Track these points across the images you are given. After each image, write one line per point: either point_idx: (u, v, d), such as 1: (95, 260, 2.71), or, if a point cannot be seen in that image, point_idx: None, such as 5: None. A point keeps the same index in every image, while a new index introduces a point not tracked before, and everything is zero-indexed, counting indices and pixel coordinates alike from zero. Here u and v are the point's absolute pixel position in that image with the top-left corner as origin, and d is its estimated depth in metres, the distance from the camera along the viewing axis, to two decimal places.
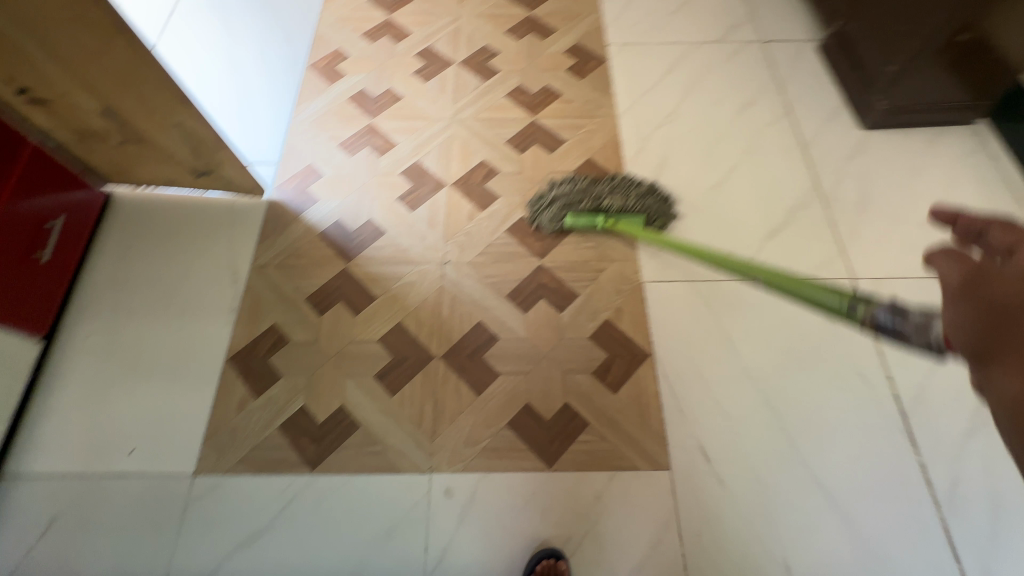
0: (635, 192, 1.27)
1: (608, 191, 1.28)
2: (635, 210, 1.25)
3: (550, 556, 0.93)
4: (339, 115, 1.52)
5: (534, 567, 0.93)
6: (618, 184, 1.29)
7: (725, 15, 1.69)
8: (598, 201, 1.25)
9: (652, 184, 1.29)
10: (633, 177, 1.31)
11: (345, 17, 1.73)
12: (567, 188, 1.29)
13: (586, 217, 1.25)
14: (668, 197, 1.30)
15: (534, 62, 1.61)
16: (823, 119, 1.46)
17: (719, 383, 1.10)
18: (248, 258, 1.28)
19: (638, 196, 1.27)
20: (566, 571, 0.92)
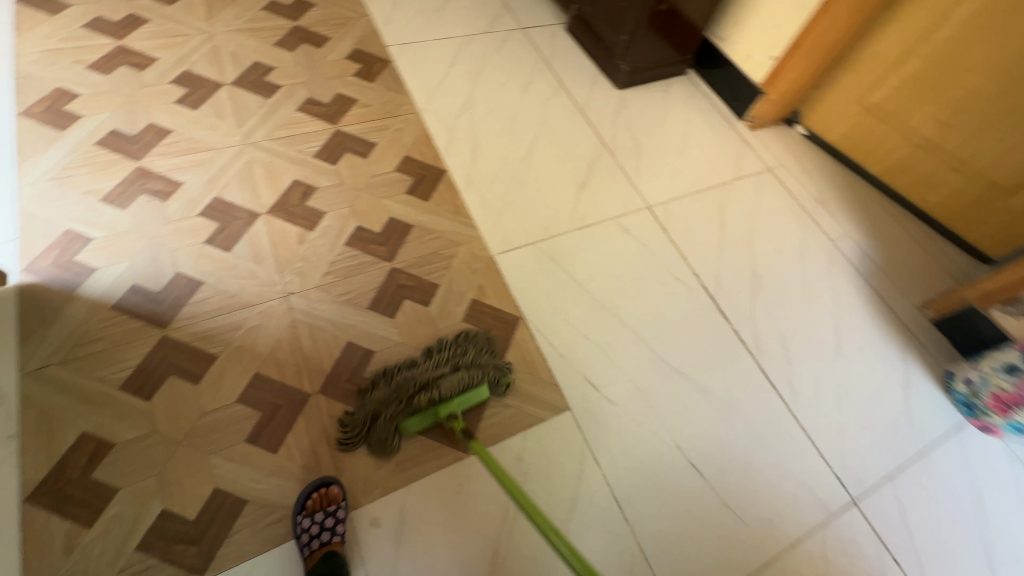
0: (461, 360, 1.05)
1: (429, 371, 1.02)
2: (474, 381, 1.03)
3: (322, 485, 0.94)
4: (90, 164, 1.24)
5: (308, 501, 0.92)
6: (440, 357, 1.06)
7: (484, 8, 1.86)
8: (430, 390, 1.00)
9: (477, 341, 1.10)
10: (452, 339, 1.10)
11: (56, 49, 1.41)
12: (388, 400, 0.99)
13: (424, 416, 0.99)
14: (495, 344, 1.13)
15: (317, 71, 1.54)
16: (589, 86, 1.73)
17: (584, 321, 1.24)
18: (12, 366, 0.97)
19: (468, 363, 1.05)
20: (339, 494, 0.93)
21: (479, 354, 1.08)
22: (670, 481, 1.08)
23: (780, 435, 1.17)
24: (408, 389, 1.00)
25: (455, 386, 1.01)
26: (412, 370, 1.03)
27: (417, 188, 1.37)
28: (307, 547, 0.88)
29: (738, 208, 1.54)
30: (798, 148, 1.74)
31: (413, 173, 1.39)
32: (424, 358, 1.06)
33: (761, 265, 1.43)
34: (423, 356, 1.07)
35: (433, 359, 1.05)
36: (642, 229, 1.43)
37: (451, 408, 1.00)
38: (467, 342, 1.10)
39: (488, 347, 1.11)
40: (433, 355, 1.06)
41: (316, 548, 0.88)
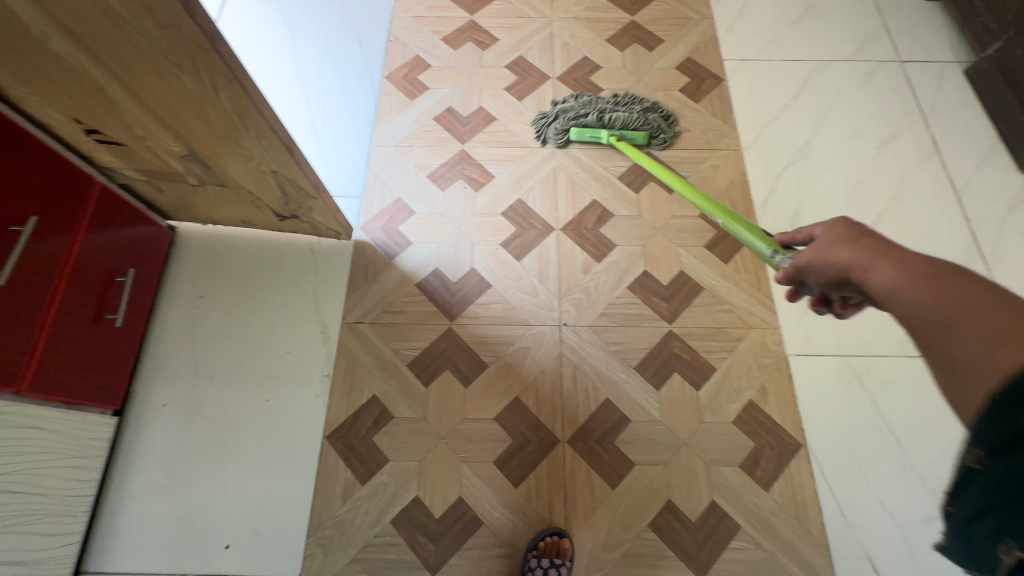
0: (637, 108, 1.31)
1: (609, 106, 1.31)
2: (637, 124, 1.29)
3: (553, 534, 0.93)
4: (425, 138, 1.34)
5: (538, 544, 0.93)
6: (621, 99, 1.33)
7: (855, 26, 1.49)
8: (604, 112, 1.29)
9: (655, 104, 1.33)
10: (636, 95, 1.35)
11: (421, 16, 1.54)
12: (572, 108, 1.31)
13: (592, 130, 1.29)
14: (671, 116, 1.33)
15: (642, 79, 1.42)
16: (976, 160, 1.30)
17: (884, 482, 0.98)
18: (338, 314, 1.13)
19: (640, 110, 1.31)
20: (570, 549, 0.92)
21: (651, 110, 1.32)
22: None
23: None
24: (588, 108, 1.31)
25: (623, 119, 1.28)
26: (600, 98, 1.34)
27: (718, 244, 1.20)
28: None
29: None
30: None
31: (717, 224, 1.22)
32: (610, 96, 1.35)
33: None
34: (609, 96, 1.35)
35: (614, 100, 1.34)
36: None
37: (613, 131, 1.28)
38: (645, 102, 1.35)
39: (660, 113, 1.33)
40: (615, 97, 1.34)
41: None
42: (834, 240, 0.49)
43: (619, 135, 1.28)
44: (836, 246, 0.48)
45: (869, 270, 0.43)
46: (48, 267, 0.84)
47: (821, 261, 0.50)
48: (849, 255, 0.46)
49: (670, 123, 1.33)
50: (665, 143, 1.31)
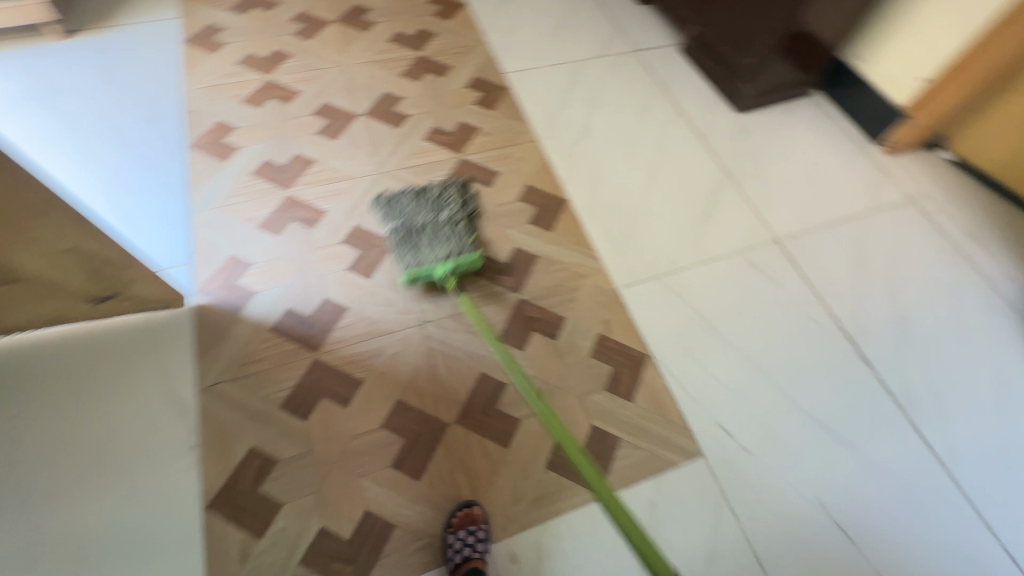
0: (454, 225, 1.26)
1: (436, 233, 1.24)
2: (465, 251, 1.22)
3: (466, 506, 0.98)
4: (247, 193, 1.35)
5: (452, 520, 0.96)
6: (438, 218, 1.27)
7: (597, 31, 1.85)
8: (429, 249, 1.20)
9: (463, 208, 1.32)
10: (445, 204, 1.31)
11: (216, 85, 1.56)
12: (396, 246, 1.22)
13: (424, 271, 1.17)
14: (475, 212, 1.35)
15: (441, 101, 1.60)
16: (707, 110, 1.67)
17: (714, 361, 1.19)
18: (191, 381, 1.08)
19: (455, 223, 1.28)
20: (482, 515, 0.97)
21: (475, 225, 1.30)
22: (814, 541, 1.01)
23: (937, 498, 1.07)
24: (415, 238, 1.23)
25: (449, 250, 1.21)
26: (425, 222, 1.26)
27: (540, 218, 1.38)
28: (454, 562, 0.90)
29: (877, 242, 1.42)
30: (943, 175, 1.59)
31: (535, 202, 1.41)
32: (433, 213, 1.28)
33: (905, 305, 1.31)
34: (432, 212, 1.28)
35: (438, 220, 1.27)
36: (771, 265, 1.35)
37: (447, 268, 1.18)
38: (467, 214, 1.31)
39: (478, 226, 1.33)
40: (438, 213, 1.28)
41: (461, 563, 0.90)
42: None
43: (452, 270, 1.19)
44: None
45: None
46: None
47: None
48: None
49: (472, 200, 1.36)
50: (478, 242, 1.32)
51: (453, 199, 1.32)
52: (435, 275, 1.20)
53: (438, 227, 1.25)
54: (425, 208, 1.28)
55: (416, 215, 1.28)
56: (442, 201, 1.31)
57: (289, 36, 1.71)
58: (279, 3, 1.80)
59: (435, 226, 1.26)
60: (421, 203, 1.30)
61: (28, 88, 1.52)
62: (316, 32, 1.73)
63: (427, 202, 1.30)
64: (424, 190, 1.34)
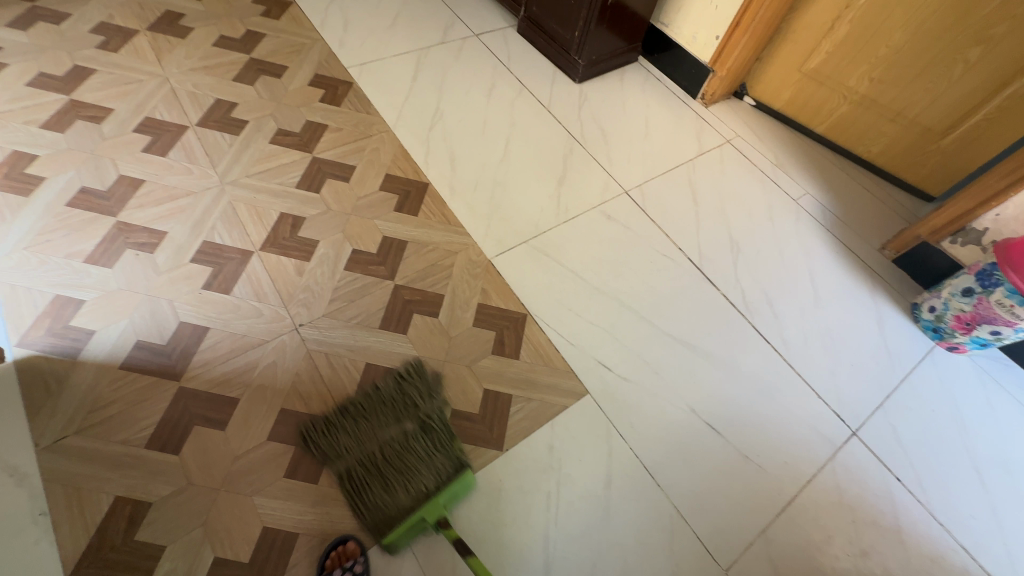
0: (434, 443, 1.01)
1: (407, 459, 0.97)
2: (454, 470, 0.99)
3: (339, 543, 0.93)
4: (65, 226, 1.20)
5: (325, 561, 0.91)
6: (405, 429, 1.02)
7: (435, 19, 1.88)
8: (411, 491, 0.95)
9: (430, 399, 1.07)
10: (406, 404, 1.05)
11: (1, 112, 1.35)
12: (361, 495, 0.95)
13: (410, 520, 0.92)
14: (447, 399, 1.11)
15: (282, 101, 1.53)
16: (549, 83, 1.79)
17: (586, 308, 1.30)
18: (27, 444, 0.94)
19: (427, 425, 1.03)
20: (357, 549, 0.93)
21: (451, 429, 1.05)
22: (691, 443, 1.15)
23: (780, 384, 1.26)
24: (381, 468, 0.97)
25: (433, 476, 0.97)
26: (387, 443, 0.99)
27: (404, 204, 1.39)
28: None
29: (707, 181, 1.63)
30: (750, 118, 1.85)
31: (397, 190, 1.41)
32: (396, 425, 1.02)
33: (735, 230, 1.53)
34: (395, 425, 1.02)
35: (405, 435, 1.01)
36: (624, 214, 1.50)
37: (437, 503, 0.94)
38: (436, 409, 1.06)
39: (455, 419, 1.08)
40: (404, 428, 1.02)
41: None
42: None
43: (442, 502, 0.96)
44: None
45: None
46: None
47: None
48: None
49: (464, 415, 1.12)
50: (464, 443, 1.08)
51: (415, 398, 1.06)
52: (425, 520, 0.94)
53: (405, 447, 0.99)
54: (387, 427, 1.01)
55: (374, 439, 1.00)
56: (404, 405, 1.05)
57: (89, 49, 1.52)
58: (69, 14, 1.59)
59: (403, 444, 1.00)
60: (372, 414, 1.03)
61: None
62: (123, 43, 1.56)
63: (385, 412, 1.03)
64: (371, 394, 1.05)
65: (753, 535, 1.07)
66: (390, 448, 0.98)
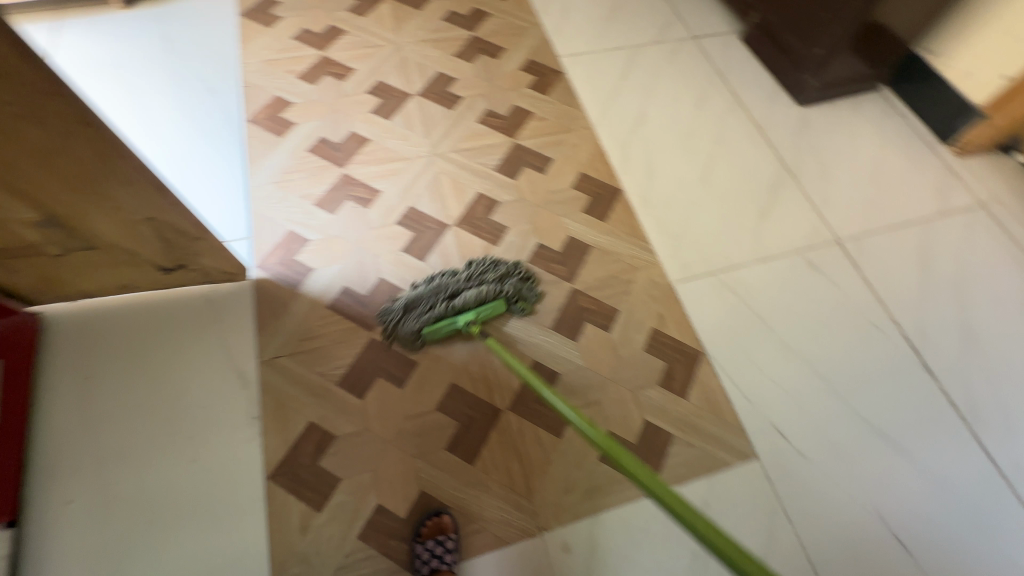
0: (488, 278, 1.15)
1: (457, 292, 1.12)
2: (492, 296, 1.12)
3: (434, 515, 0.96)
4: (304, 170, 1.36)
5: (420, 530, 0.95)
6: (472, 269, 1.16)
7: (654, 16, 1.79)
8: (453, 300, 1.10)
9: (504, 261, 1.19)
10: (481, 258, 1.19)
11: (271, 59, 1.56)
12: (416, 305, 1.11)
13: (446, 323, 1.09)
14: (530, 274, 1.20)
15: (495, 83, 1.57)
16: (767, 102, 1.61)
17: (769, 363, 1.17)
18: (252, 355, 1.10)
19: (494, 279, 1.15)
20: (451, 524, 0.95)
21: (506, 286, 1.14)
22: (872, 553, 0.99)
23: (1002, 518, 1.04)
24: (437, 293, 1.12)
25: (474, 298, 1.11)
26: (450, 288, 1.12)
27: (593, 207, 1.36)
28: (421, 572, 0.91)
29: (945, 248, 1.37)
30: (1016, 180, 1.51)
31: (589, 191, 1.39)
32: (462, 278, 1.14)
33: (973, 315, 1.26)
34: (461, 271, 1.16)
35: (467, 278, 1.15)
36: (831, 266, 1.31)
37: (468, 315, 1.09)
38: (504, 277, 1.16)
39: (514, 280, 1.17)
40: (466, 277, 1.14)
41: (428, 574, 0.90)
42: None
43: (476, 316, 1.10)
44: None
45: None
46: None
47: None
48: None
49: (531, 284, 1.19)
50: (524, 308, 1.18)
51: (489, 266, 1.17)
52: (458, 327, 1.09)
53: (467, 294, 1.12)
54: (459, 278, 1.14)
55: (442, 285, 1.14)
56: (478, 266, 1.16)
57: (343, 12, 1.69)
58: None
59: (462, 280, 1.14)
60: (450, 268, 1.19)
61: (92, 56, 1.54)
62: (370, 8, 1.71)
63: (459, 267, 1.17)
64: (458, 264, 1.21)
65: None
66: (449, 277, 1.14)
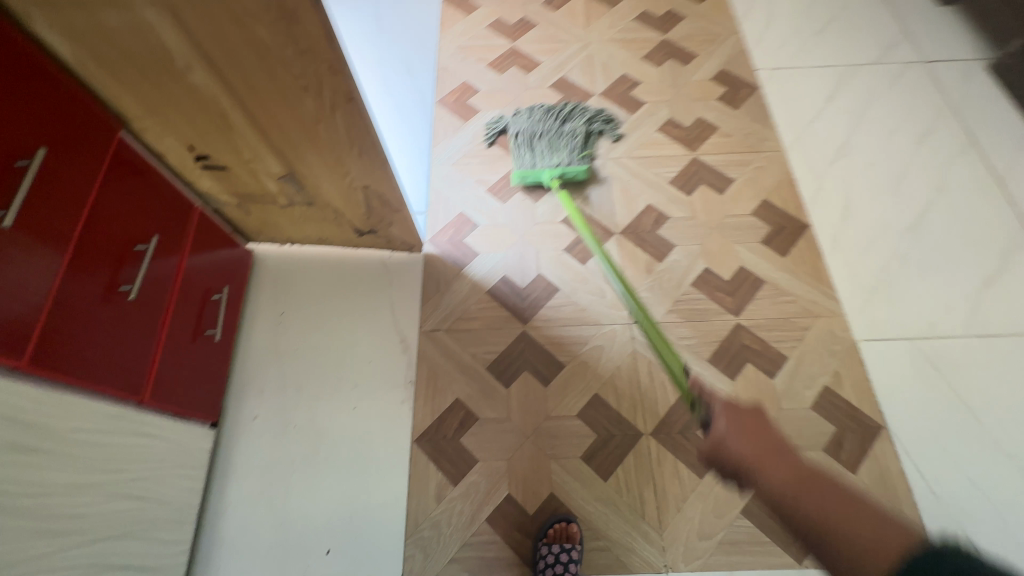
0: (575, 134, 1.39)
1: (554, 140, 1.37)
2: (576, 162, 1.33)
3: (562, 519, 0.95)
4: (482, 156, 1.42)
5: (546, 531, 0.95)
6: (562, 125, 1.40)
7: (877, 32, 1.57)
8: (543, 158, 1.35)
9: (589, 118, 1.42)
10: (571, 112, 1.43)
11: (466, 46, 1.64)
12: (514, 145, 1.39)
13: (533, 174, 1.31)
14: (609, 121, 1.43)
15: (680, 91, 1.50)
16: (1013, 147, 1.34)
17: (968, 457, 0.99)
18: (415, 323, 1.18)
19: (581, 134, 1.39)
20: (577, 534, 0.93)
21: (592, 136, 1.42)
22: None
23: None
24: (530, 141, 1.38)
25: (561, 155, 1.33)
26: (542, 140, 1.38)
27: (773, 238, 1.25)
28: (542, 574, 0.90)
29: None
30: None
31: (771, 220, 1.27)
32: (554, 132, 1.39)
33: None
34: (557, 119, 1.41)
35: (559, 131, 1.39)
36: None
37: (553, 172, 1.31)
38: (586, 132, 1.41)
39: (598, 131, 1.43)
40: (561, 127, 1.40)
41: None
42: (731, 422, 0.74)
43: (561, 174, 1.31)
44: (745, 438, 0.71)
45: (763, 470, 0.66)
46: (157, 285, 0.90)
47: (729, 446, 0.72)
48: (749, 449, 0.70)
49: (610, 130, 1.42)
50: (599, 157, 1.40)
51: (579, 115, 1.42)
52: (542, 180, 1.32)
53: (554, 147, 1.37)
54: (551, 132, 1.39)
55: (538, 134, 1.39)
56: (569, 114, 1.42)
57: (537, 4, 1.72)
58: None
59: (555, 135, 1.39)
60: (547, 115, 1.42)
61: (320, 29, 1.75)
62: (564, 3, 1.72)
63: (555, 114, 1.42)
64: (555, 109, 1.44)
65: None
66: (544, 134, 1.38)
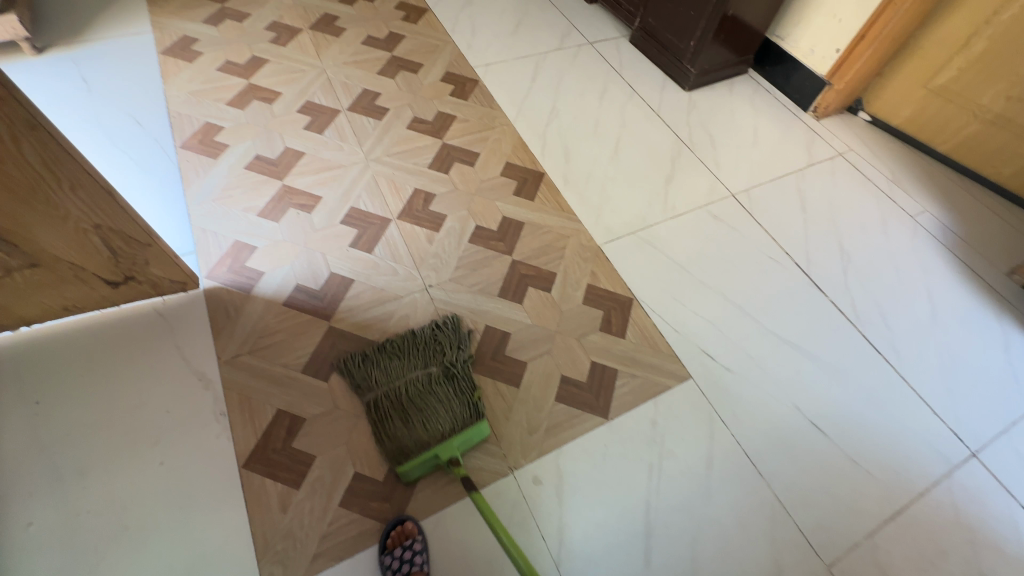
0: (446, 365, 1.10)
1: (428, 398, 1.03)
2: (471, 421, 1.03)
3: (397, 523, 0.96)
4: (243, 185, 1.41)
5: (385, 543, 0.94)
6: (429, 365, 1.09)
7: (553, 27, 2.02)
8: (430, 425, 1.00)
9: (449, 336, 1.15)
10: (428, 337, 1.14)
11: (197, 90, 1.62)
12: (382, 416, 1.02)
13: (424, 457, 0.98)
14: (457, 322, 1.19)
15: (418, 94, 1.71)
16: (659, 90, 1.85)
17: (690, 298, 1.34)
18: (211, 356, 1.12)
19: (457, 374, 1.09)
20: (415, 527, 0.96)
21: (468, 364, 1.13)
22: (797, 442, 1.15)
23: (890, 393, 1.24)
24: (400, 401, 1.03)
25: (449, 418, 1.01)
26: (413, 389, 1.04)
27: (522, 189, 1.51)
28: None
29: (818, 191, 1.62)
30: (864, 133, 1.82)
31: (516, 176, 1.53)
32: (422, 374, 1.07)
33: (846, 241, 1.51)
34: (420, 367, 1.08)
35: (431, 376, 1.07)
36: (730, 216, 1.52)
37: (448, 449, 0.99)
38: (459, 357, 1.13)
39: (471, 355, 1.17)
40: (430, 367, 1.08)
41: None
42: None
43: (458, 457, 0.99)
44: None
45: None
46: None
47: None
48: None
49: (467, 343, 1.17)
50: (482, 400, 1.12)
51: (445, 346, 1.13)
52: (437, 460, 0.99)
53: (428, 389, 1.04)
54: (416, 368, 1.07)
55: (402, 377, 1.07)
56: (433, 347, 1.12)
57: (264, 43, 1.78)
58: (250, 15, 1.88)
59: (428, 384, 1.06)
60: (405, 354, 1.10)
61: None
62: (290, 39, 1.81)
63: (415, 351, 1.10)
64: (407, 338, 1.13)
65: (859, 536, 1.06)
66: (415, 385, 1.04)
